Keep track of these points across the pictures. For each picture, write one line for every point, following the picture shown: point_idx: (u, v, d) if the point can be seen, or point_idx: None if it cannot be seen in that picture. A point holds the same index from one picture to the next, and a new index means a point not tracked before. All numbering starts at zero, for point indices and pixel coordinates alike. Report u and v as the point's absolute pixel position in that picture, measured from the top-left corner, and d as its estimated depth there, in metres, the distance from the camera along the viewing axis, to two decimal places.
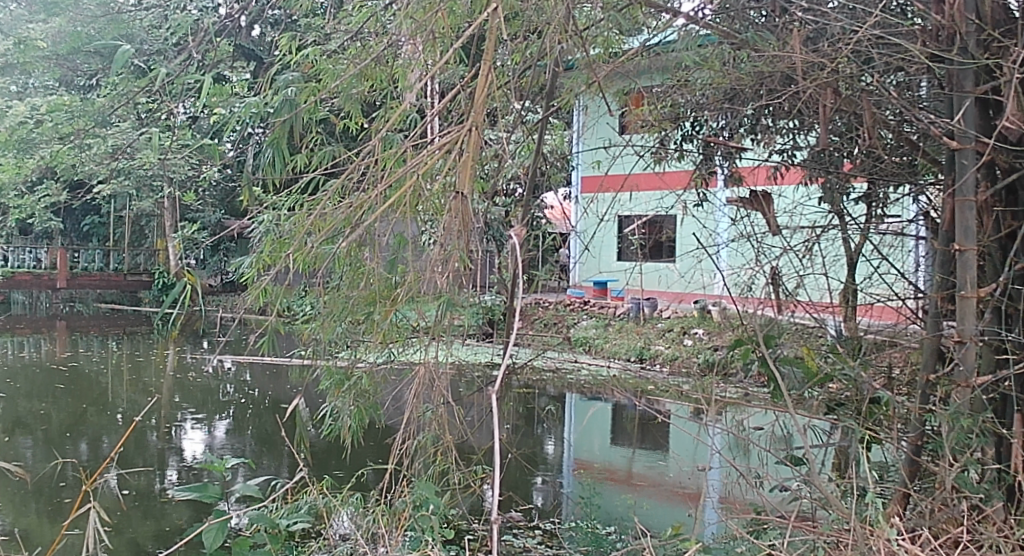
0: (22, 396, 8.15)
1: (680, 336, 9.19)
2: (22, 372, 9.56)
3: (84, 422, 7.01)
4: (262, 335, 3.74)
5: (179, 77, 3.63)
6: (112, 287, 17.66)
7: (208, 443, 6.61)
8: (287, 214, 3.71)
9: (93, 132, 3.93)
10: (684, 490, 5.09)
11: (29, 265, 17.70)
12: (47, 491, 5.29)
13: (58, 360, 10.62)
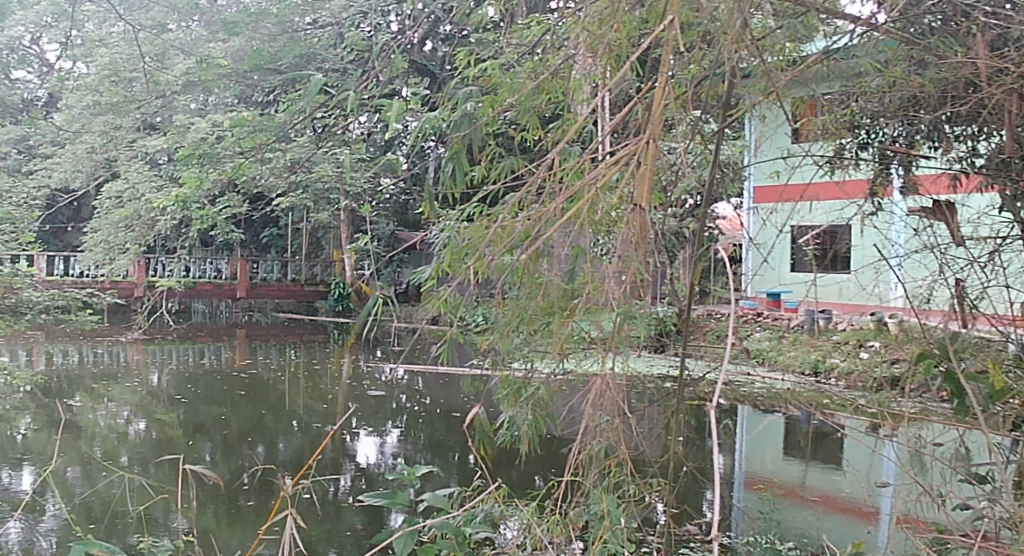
0: (203, 400, 8.45)
1: (854, 350, 8.86)
2: (203, 377, 9.91)
3: (261, 426, 7.18)
4: (440, 344, 3.78)
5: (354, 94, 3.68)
6: (290, 298, 18.69)
7: (379, 449, 6.70)
8: (466, 225, 3.73)
9: (277, 148, 4.04)
10: (869, 512, 4.90)
11: (210, 276, 18.30)
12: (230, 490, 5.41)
13: (237, 367, 11.01)
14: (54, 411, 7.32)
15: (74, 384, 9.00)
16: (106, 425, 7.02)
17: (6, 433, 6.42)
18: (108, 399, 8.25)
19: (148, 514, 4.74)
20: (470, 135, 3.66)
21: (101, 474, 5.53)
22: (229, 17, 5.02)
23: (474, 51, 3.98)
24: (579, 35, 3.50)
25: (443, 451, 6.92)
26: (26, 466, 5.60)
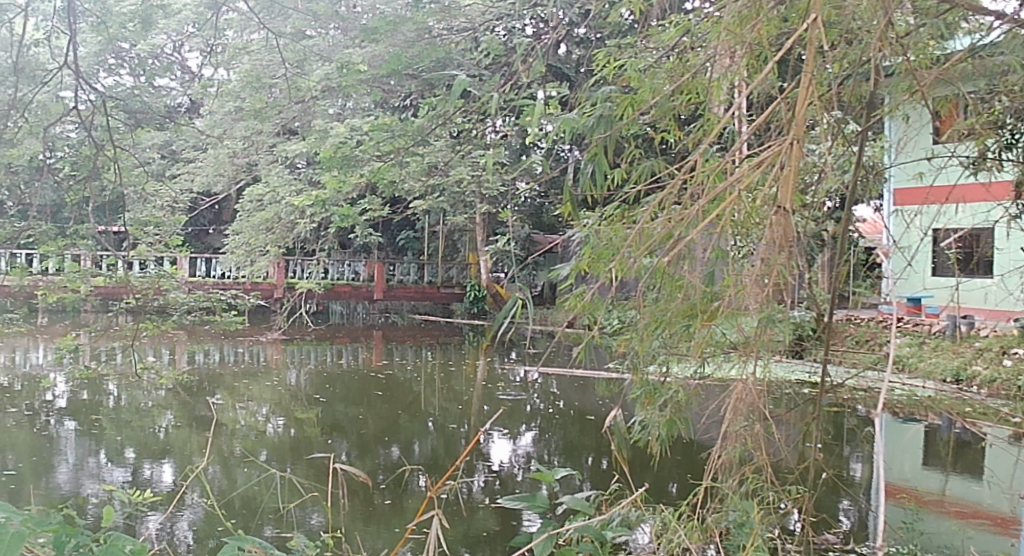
0: (339, 400, 8.46)
1: (1000, 358, 8.45)
2: (339, 377, 10.02)
3: (398, 427, 7.15)
4: (578, 345, 3.79)
5: (492, 98, 3.72)
6: (426, 299, 18.52)
7: (515, 451, 6.65)
8: (605, 227, 3.75)
9: (415, 150, 4.09)
10: (1017, 526, 4.81)
11: (348, 278, 18.09)
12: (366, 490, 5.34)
13: (375, 368, 11.05)
14: (195, 408, 7.38)
15: (215, 381, 9.13)
16: (245, 422, 7.09)
17: (150, 429, 6.52)
18: (248, 398, 8.28)
19: (286, 508, 4.67)
20: (609, 136, 3.68)
21: (241, 470, 5.46)
22: (369, 23, 4.92)
23: (614, 52, 3.98)
24: (720, 37, 3.46)
25: (578, 454, 6.85)
26: (165, 461, 5.66)
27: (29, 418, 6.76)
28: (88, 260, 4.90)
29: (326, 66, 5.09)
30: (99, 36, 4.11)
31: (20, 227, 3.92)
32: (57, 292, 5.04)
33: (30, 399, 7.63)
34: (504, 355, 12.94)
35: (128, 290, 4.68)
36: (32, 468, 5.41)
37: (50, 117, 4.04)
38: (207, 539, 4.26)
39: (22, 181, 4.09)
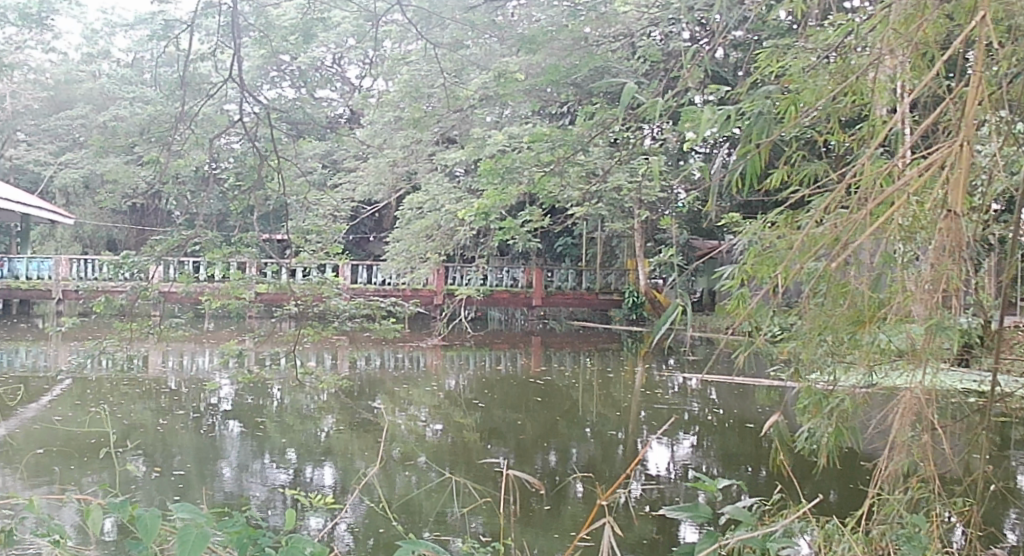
0: (497, 406, 8.35)
1: None
2: (496, 382, 10.05)
3: (556, 432, 7.05)
4: (738, 349, 3.82)
5: (653, 106, 3.80)
6: (585, 305, 18.26)
7: (671, 459, 6.56)
8: (769, 231, 3.80)
9: (573, 159, 4.15)
10: None
11: (508, 285, 18.21)
12: (526, 493, 5.29)
13: (532, 375, 10.86)
14: (356, 412, 7.31)
15: (375, 387, 9.09)
16: (406, 426, 7.04)
17: (312, 432, 6.50)
18: (408, 403, 8.31)
19: (442, 509, 4.62)
20: (768, 135, 3.73)
21: (401, 472, 5.39)
22: (525, 32, 4.67)
23: (778, 56, 3.99)
24: (885, 37, 3.42)
25: (736, 463, 6.71)
26: (325, 463, 5.62)
27: (196, 419, 6.86)
28: (250, 266, 4.18)
29: (483, 75, 4.98)
30: (262, 50, 4.08)
31: (188, 234, 3.86)
32: (221, 299, 4.41)
33: (197, 402, 7.80)
34: (660, 360, 12.83)
35: (289, 298, 4.43)
36: (200, 467, 5.43)
37: (213, 126, 4.03)
38: (364, 538, 4.27)
39: (189, 190, 4.10)
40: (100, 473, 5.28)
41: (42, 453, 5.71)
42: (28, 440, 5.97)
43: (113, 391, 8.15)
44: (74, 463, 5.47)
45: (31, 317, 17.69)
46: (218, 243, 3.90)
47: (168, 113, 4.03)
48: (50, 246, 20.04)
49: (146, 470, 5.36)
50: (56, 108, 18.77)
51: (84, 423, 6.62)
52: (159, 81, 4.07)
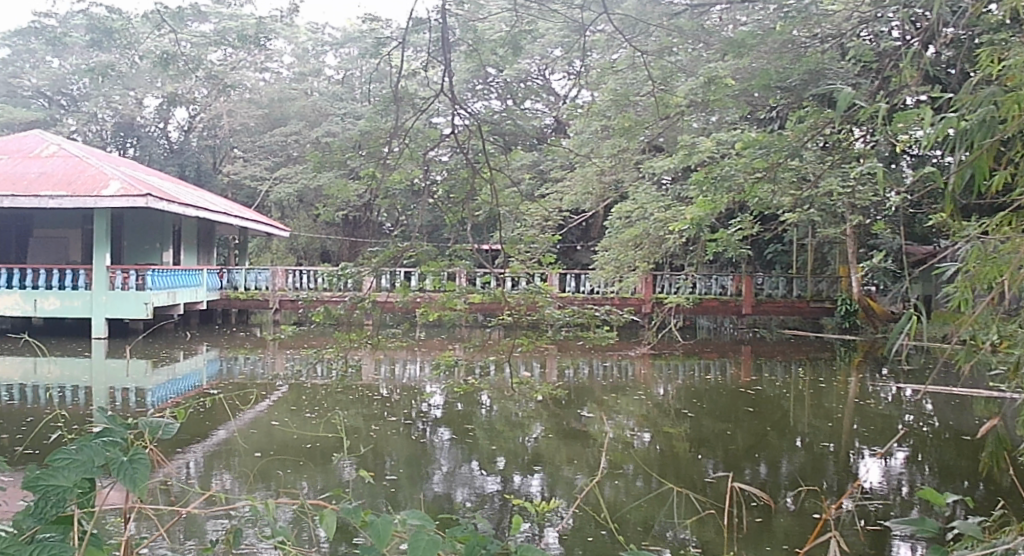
0: (707, 415, 7.97)
1: None
2: (705, 391, 9.41)
3: (766, 442, 6.79)
4: (964, 353, 3.82)
5: (864, 110, 3.82)
6: (797, 314, 16.59)
7: (886, 469, 6.20)
8: (1000, 239, 3.65)
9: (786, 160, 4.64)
10: None
11: (716, 294, 16.75)
12: (738, 503, 5.19)
13: (743, 383, 10.17)
14: (565, 420, 7.10)
15: (585, 393, 8.77)
16: (615, 434, 6.83)
17: (521, 439, 6.32)
18: (615, 411, 7.88)
19: (647, 519, 4.74)
20: (990, 137, 3.54)
21: (609, 482, 5.35)
22: (734, 36, 4.99)
23: (999, 56, 3.86)
24: None
25: (957, 477, 6.26)
26: (533, 470, 5.50)
27: (407, 424, 6.79)
28: (461, 277, 4.19)
29: (689, 80, 5.28)
30: (471, 60, 4.18)
31: (403, 245, 3.91)
32: (437, 311, 4.22)
33: (407, 408, 7.61)
34: (874, 370, 11.98)
35: (504, 307, 4.31)
36: (410, 474, 5.40)
37: (429, 141, 4.06)
38: (570, 544, 4.34)
39: (400, 203, 4.13)
40: (312, 477, 5.32)
41: (262, 455, 5.87)
42: (248, 443, 6.18)
43: (327, 396, 8.28)
44: (292, 466, 5.56)
45: (247, 322, 18.20)
46: (433, 255, 3.96)
47: (380, 128, 4.07)
48: (268, 256, 21.93)
49: (355, 473, 5.38)
50: (267, 125, 21.51)
51: (304, 429, 6.73)
52: (367, 95, 4.20)
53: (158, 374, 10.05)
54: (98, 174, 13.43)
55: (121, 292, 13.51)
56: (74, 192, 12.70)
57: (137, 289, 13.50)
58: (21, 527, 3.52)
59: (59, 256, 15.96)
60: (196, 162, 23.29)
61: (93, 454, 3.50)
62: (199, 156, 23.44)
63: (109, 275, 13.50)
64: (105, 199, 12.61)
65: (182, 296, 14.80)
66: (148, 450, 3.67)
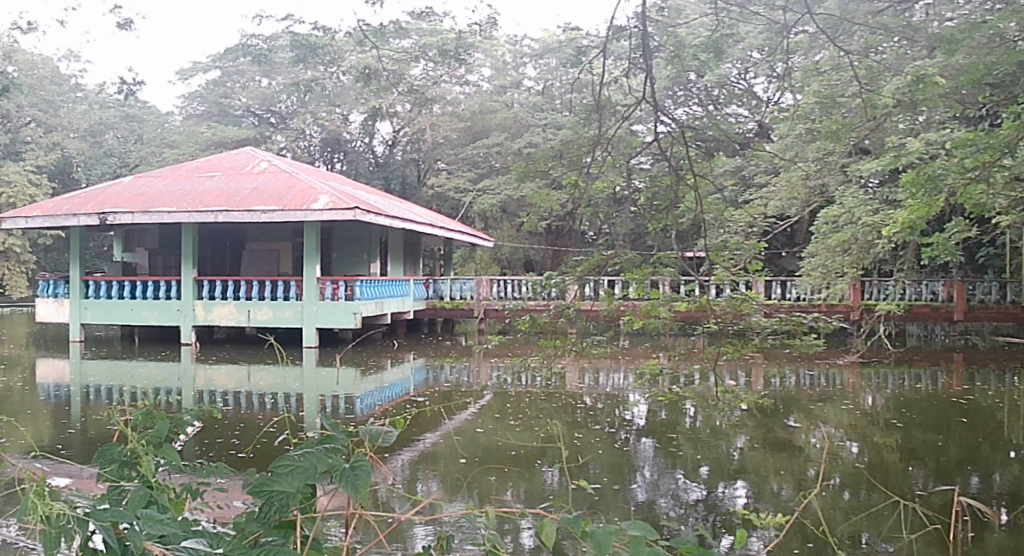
0: (919, 426, 7.87)
1: None
2: (915, 401, 9.30)
3: (979, 455, 6.69)
4: None
5: None
6: (1011, 320, 16.53)
7: None
8: None
9: None
10: None
11: (926, 299, 17.13)
12: (947, 521, 5.25)
13: (955, 393, 9.98)
14: (771, 430, 7.36)
15: (792, 403, 8.92)
16: (821, 444, 6.95)
17: (726, 449, 6.60)
18: (822, 421, 7.95)
19: (855, 532, 5.07)
20: None
21: (815, 495, 5.56)
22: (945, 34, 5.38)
23: None
24: None
25: None
26: (737, 480, 5.79)
27: (610, 433, 7.03)
28: (664, 285, 5.00)
29: (898, 80, 5.98)
30: (674, 66, 4.70)
31: (608, 256, 4.69)
32: (642, 318, 5.09)
33: (612, 417, 7.94)
34: None
35: (712, 315, 4.98)
36: (614, 481, 5.64)
37: (631, 149, 4.62)
38: None
39: (604, 211, 4.80)
40: (515, 485, 5.54)
41: (467, 463, 6.12)
42: (454, 448, 6.57)
43: (532, 405, 8.75)
44: (498, 474, 5.83)
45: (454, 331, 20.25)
46: (638, 263, 4.70)
47: (582, 137, 4.75)
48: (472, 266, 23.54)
49: (564, 481, 5.64)
50: (469, 137, 26.44)
51: (504, 437, 7.05)
52: (573, 106, 4.93)
53: (366, 382, 10.68)
54: (306, 191, 14.35)
55: (331, 302, 14.58)
56: (285, 206, 13.80)
57: (347, 300, 14.53)
58: (245, 531, 3.45)
59: (271, 268, 18.08)
60: (399, 175, 28.68)
61: (315, 460, 3.41)
62: (405, 170, 28.53)
63: (320, 286, 14.64)
64: (315, 211, 13.58)
65: (389, 305, 16.07)
66: (369, 457, 3.50)
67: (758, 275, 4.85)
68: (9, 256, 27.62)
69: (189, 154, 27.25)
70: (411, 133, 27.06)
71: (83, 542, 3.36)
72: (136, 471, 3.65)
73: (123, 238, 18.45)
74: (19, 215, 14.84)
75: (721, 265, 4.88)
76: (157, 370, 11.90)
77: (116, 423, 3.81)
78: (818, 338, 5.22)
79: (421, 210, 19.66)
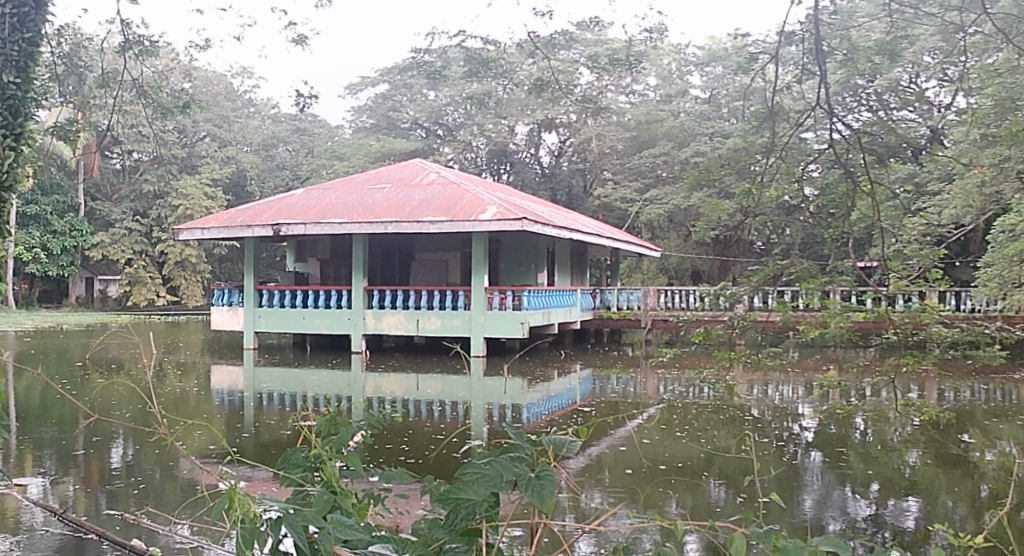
0: None
1: None
2: None
3: None
4: None
5: None
6: None
7: None
8: None
9: None
10: None
11: None
12: None
13: None
14: (945, 445, 7.44)
15: (968, 418, 8.87)
16: (996, 461, 6.95)
17: (898, 465, 6.73)
18: (999, 438, 7.90)
19: None
20: None
21: (989, 513, 5.57)
22: None
23: None
24: None
25: None
26: (909, 498, 5.89)
27: (777, 446, 7.27)
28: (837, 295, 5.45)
29: None
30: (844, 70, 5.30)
31: (784, 266, 5.22)
32: (816, 327, 5.56)
33: (779, 430, 8.21)
34: None
35: (891, 326, 5.38)
36: (782, 498, 5.80)
37: (805, 156, 5.38)
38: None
39: (775, 219, 5.41)
40: (679, 499, 5.81)
41: (633, 473, 6.42)
42: (622, 460, 6.78)
43: (698, 416, 9.01)
44: (668, 486, 6.10)
45: (619, 342, 21.50)
46: (814, 274, 5.16)
47: (753, 144, 5.49)
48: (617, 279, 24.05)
49: (731, 496, 5.86)
50: (637, 147, 30.40)
51: (674, 448, 7.32)
52: (749, 118, 5.76)
53: (532, 392, 11.21)
54: (474, 203, 15.26)
55: (499, 313, 15.79)
56: (454, 216, 14.73)
57: (514, 311, 15.70)
58: (430, 537, 3.48)
59: (440, 276, 19.76)
60: (567, 186, 33.08)
61: (502, 468, 3.38)
62: (570, 180, 33.00)
63: (489, 297, 15.92)
64: (483, 222, 14.45)
65: (556, 315, 17.42)
66: (554, 467, 3.47)
67: (936, 285, 5.29)
68: (187, 266, 34.20)
69: (361, 166, 32.21)
70: (579, 140, 30.87)
71: (275, 545, 3.34)
72: (321, 475, 3.67)
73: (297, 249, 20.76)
74: (197, 227, 16.33)
75: (895, 274, 5.27)
76: (325, 376, 12.70)
77: (299, 427, 3.85)
78: (999, 352, 5.51)
79: (585, 220, 20.87)
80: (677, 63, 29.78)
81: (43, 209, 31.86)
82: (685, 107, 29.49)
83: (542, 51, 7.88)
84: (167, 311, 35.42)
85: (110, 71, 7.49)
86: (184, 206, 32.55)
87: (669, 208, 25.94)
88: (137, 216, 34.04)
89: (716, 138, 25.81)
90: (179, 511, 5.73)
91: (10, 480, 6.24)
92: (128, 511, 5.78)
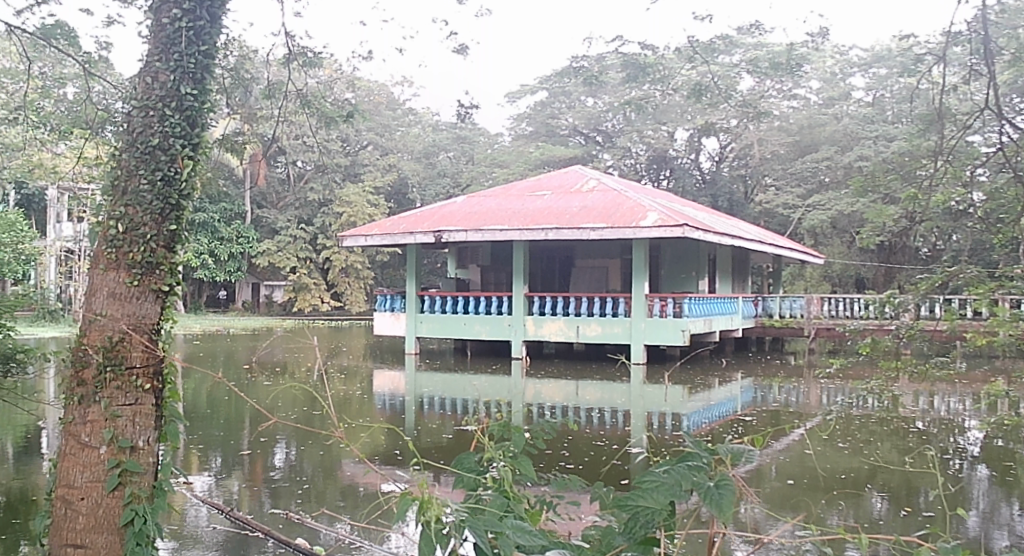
0: None
1: None
2: None
3: None
4: None
5: None
6: None
7: None
8: None
9: None
10: None
11: None
12: None
13: None
14: None
15: None
16: None
17: None
18: None
19: None
20: None
21: None
22: None
23: None
24: None
25: None
26: None
27: (942, 460, 7.26)
28: (1007, 302, 5.68)
29: None
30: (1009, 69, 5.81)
31: (952, 272, 5.64)
32: (986, 336, 5.75)
33: (944, 443, 8.18)
34: None
35: None
36: (945, 513, 5.79)
37: (973, 160, 5.95)
38: None
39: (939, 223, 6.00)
40: (842, 511, 5.84)
41: (794, 483, 6.51)
42: (779, 471, 6.88)
43: (862, 428, 8.99)
44: (834, 497, 6.20)
45: (782, 352, 21.42)
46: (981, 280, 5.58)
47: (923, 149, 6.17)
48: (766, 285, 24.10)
49: (893, 508, 5.91)
50: (797, 152, 30.62)
51: (834, 459, 7.37)
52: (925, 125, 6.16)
53: (693, 400, 11.23)
54: (633, 209, 15.37)
55: (660, 320, 16.03)
56: (614, 223, 14.83)
57: (675, 318, 15.90)
58: (608, 543, 3.55)
59: (601, 282, 20.29)
60: (727, 192, 33.32)
61: (680, 477, 3.40)
62: (731, 186, 33.45)
63: (650, 304, 16.15)
64: (644, 228, 14.43)
65: (716, 322, 17.54)
66: (732, 475, 3.46)
67: None
68: (352, 273, 35.35)
69: (522, 173, 33.32)
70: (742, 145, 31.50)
71: (457, 548, 3.45)
72: (493, 480, 3.76)
73: (458, 255, 21.66)
74: (361, 234, 17.06)
75: None
76: (488, 381, 12.95)
77: (473, 431, 3.97)
78: None
79: (745, 224, 20.97)
80: (840, 64, 29.82)
81: (213, 216, 33.43)
82: (848, 110, 29.20)
83: (702, 57, 8.16)
84: (331, 317, 36.70)
85: (277, 83, 8.13)
86: (349, 214, 34.01)
87: (831, 214, 25.90)
88: (302, 224, 35.34)
89: (879, 141, 25.59)
90: (343, 512, 6.01)
91: (180, 477, 6.60)
92: (292, 511, 6.06)
